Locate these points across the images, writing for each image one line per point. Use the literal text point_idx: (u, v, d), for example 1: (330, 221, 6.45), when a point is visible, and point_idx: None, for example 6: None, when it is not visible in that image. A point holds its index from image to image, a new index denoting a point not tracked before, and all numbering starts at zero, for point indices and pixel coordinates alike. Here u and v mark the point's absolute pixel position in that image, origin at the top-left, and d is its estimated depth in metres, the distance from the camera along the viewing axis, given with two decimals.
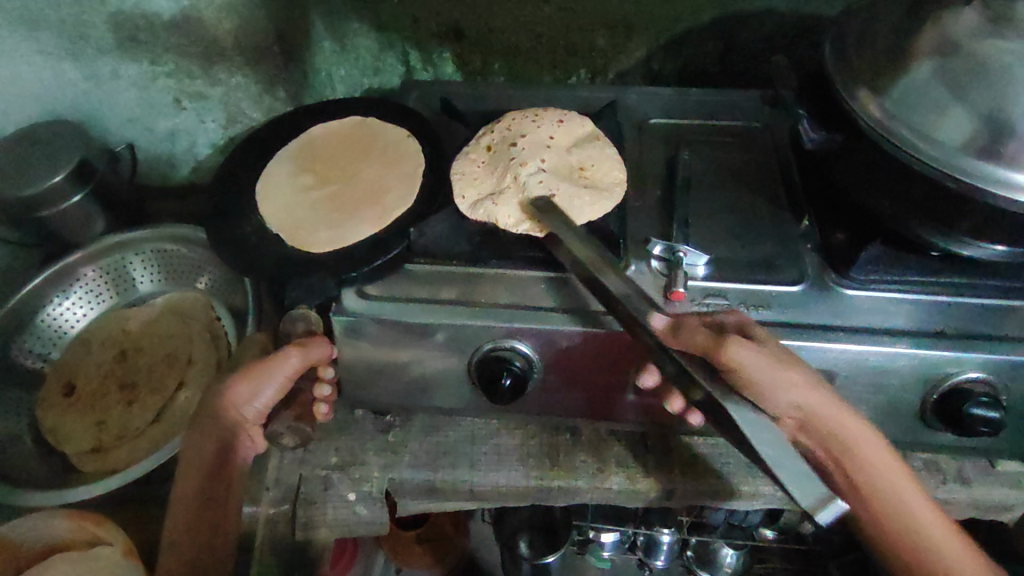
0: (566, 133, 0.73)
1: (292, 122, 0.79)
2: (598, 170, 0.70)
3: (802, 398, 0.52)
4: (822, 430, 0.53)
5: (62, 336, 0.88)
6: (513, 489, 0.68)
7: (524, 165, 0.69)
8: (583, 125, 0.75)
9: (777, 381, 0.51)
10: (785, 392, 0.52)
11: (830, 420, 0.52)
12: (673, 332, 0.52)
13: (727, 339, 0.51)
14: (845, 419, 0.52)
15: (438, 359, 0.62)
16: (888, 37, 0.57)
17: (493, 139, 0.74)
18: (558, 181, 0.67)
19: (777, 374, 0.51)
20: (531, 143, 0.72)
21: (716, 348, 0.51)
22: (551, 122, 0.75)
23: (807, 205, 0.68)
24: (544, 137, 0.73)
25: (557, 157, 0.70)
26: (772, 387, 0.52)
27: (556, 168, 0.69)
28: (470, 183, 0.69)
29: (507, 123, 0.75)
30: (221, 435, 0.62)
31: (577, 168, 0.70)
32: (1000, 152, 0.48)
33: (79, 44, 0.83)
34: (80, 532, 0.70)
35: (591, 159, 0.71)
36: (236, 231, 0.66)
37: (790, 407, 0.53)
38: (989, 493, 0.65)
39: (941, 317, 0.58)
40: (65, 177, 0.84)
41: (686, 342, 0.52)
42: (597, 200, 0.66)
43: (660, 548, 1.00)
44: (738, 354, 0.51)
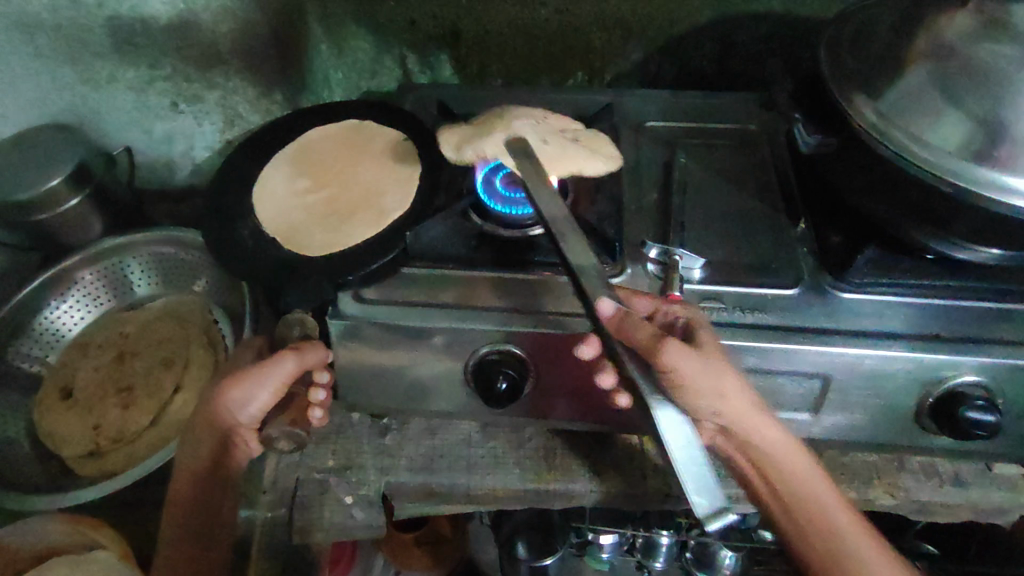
0: (559, 118, 0.72)
1: (289, 125, 0.79)
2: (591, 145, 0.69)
3: (726, 404, 0.52)
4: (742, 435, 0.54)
5: (60, 340, 0.88)
6: (510, 492, 0.67)
7: (516, 123, 0.68)
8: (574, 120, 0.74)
9: (708, 387, 0.51)
10: (714, 398, 0.51)
11: (751, 425, 0.53)
12: (619, 325, 0.50)
13: (665, 340, 0.50)
14: (764, 426, 0.53)
15: (435, 362, 0.62)
16: (884, 41, 0.57)
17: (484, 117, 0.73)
18: (547, 137, 0.66)
19: (708, 380, 0.51)
20: (525, 113, 0.70)
21: (655, 352, 0.50)
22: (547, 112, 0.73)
23: (804, 208, 0.68)
24: (538, 114, 0.71)
25: (548, 124, 0.69)
26: (705, 393, 0.51)
27: (547, 130, 0.68)
28: (459, 139, 0.68)
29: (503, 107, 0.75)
30: (217, 439, 0.62)
31: (567, 137, 0.68)
32: (993, 157, 0.48)
33: (76, 48, 0.83)
34: (77, 536, 0.71)
35: (584, 137, 0.70)
36: (232, 235, 0.66)
37: (711, 412, 0.53)
38: (986, 496, 0.65)
39: (936, 321, 0.59)
40: (62, 181, 0.84)
41: (626, 337, 0.50)
42: (589, 159, 0.65)
43: (659, 550, 0.99)
44: (671, 358, 0.49)
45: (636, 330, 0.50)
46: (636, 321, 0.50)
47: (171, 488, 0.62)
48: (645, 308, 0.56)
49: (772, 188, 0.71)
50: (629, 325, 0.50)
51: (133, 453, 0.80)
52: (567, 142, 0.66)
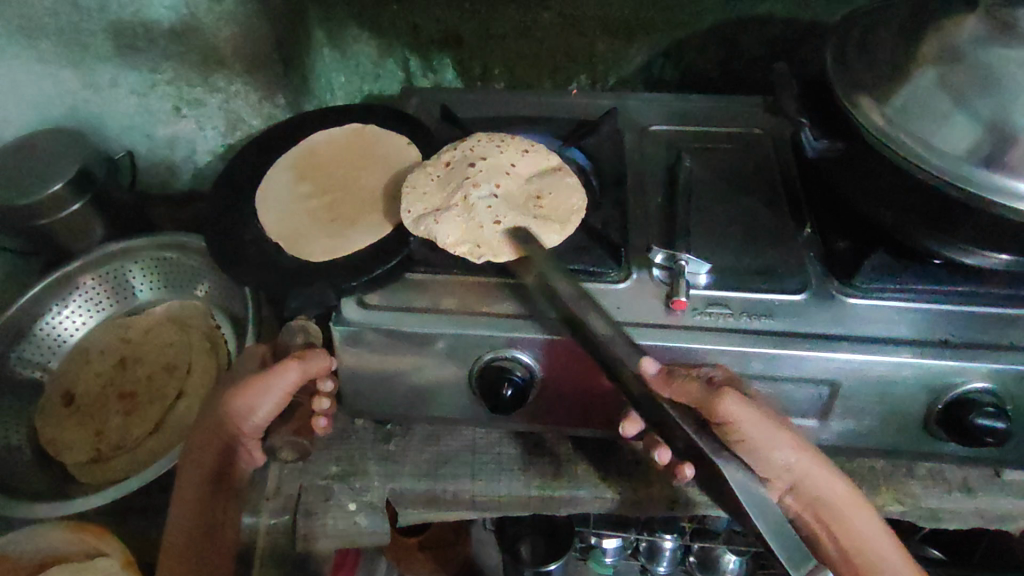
0: (530, 163, 0.69)
1: (291, 129, 0.78)
2: (555, 198, 0.66)
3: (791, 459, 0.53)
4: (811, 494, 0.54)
5: (61, 345, 0.88)
6: (515, 499, 0.67)
7: (476, 186, 0.66)
8: (549, 157, 0.70)
9: (769, 440, 0.52)
10: (777, 451, 0.52)
11: (814, 479, 0.53)
12: (668, 380, 0.53)
13: (722, 391, 0.51)
14: (828, 480, 0.54)
15: (439, 369, 0.62)
16: (890, 45, 0.57)
17: (453, 156, 0.69)
18: (506, 209, 0.64)
19: (767, 432, 0.52)
20: (489, 167, 0.68)
21: (713, 405, 0.51)
22: (510, 149, 0.70)
23: (809, 213, 0.68)
24: (502, 161, 0.68)
25: (511, 182, 0.67)
26: (764, 447, 0.52)
27: (508, 196, 0.66)
28: (419, 197, 0.65)
29: (472, 141, 0.71)
30: (221, 446, 0.61)
31: (529, 195, 0.66)
32: (1004, 160, 0.48)
33: (78, 52, 0.82)
34: (80, 543, 0.70)
35: (551, 188, 0.67)
36: (235, 240, 0.65)
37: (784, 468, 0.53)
38: (994, 502, 0.65)
39: (945, 326, 0.58)
40: (64, 186, 0.84)
41: (679, 391, 0.52)
42: (544, 229, 0.62)
43: (663, 554, 0.99)
44: (732, 408, 0.51)
45: (686, 384, 0.52)
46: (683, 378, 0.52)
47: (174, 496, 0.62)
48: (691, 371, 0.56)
49: (778, 193, 0.71)
50: (678, 381, 0.52)
51: (135, 460, 0.79)
52: (529, 206, 0.65)
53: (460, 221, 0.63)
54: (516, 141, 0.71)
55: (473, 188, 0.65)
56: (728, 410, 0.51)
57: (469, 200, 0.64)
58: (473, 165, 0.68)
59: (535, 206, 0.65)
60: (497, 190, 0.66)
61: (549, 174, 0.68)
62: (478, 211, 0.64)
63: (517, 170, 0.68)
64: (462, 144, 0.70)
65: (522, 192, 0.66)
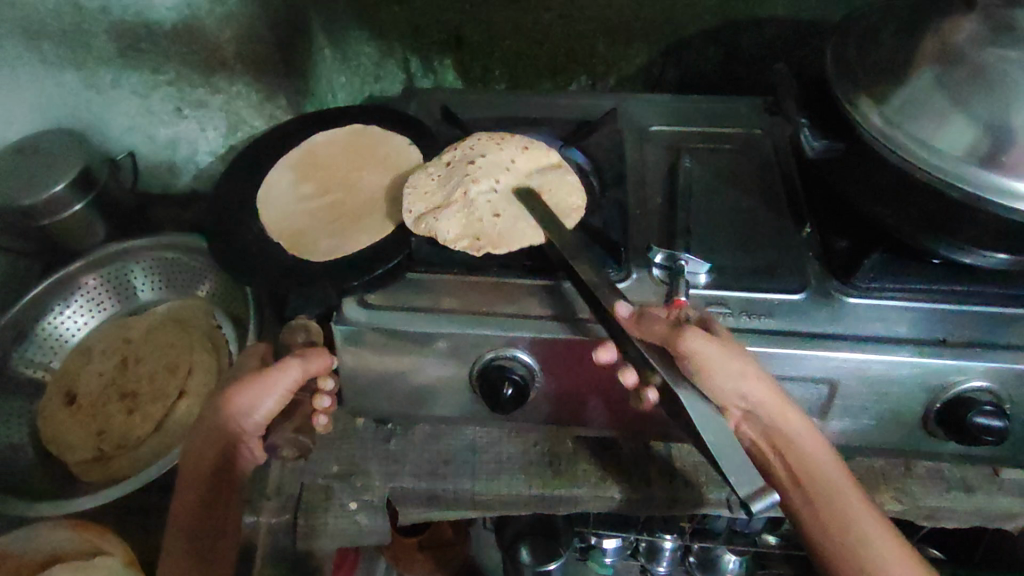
0: (530, 159, 0.70)
1: (292, 130, 0.78)
2: (555, 194, 0.66)
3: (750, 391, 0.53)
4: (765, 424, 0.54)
5: (62, 346, 0.88)
6: (516, 497, 0.67)
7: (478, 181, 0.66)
8: (548, 153, 0.71)
9: (733, 373, 0.52)
10: (737, 381, 0.52)
11: (773, 411, 0.53)
12: (638, 321, 0.53)
13: (686, 330, 0.52)
14: (788, 413, 0.54)
15: (439, 368, 0.62)
16: (889, 46, 0.57)
17: (453, 155, 0.70)
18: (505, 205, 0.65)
19: (731, 365, 0.52)
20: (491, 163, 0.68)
21: (676, 339, 0.52)
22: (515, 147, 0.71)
23: (809, 213, 0.68)
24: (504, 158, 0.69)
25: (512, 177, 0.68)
26: (722, 376, 0.52)
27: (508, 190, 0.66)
28: (419, 196, 0.66)
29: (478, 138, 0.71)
30: (222, 446, 0.62)
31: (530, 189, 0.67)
32: (1001, 161, 0.48)
33: (80, 53, 0.83)
34: (81, 542, 0.70)
35: (550, 184, 0.67)
36: (236, 239, 0.66)
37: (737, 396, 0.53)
38: (992, 501, 0.65)
39: (943, 325, 0.58)
40: (66, 186, 0.84)
41: (646, 331, 0.53)
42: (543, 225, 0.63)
43: (663, 554, 0.99)
44: (692, 343, 0.52)
45: (655, 323, 0.53)
46: (655, 317, 0.53)
47: (176, 497, 0.62)
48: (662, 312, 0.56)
49: (778, 192, 0.71)
50: (647, 320, 0.53)
51: (137, 459, 0.79)
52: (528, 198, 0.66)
53: (459, 217, 0.64)
54: (515, 138, 0.72)
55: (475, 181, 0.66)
56: (689, 345, 0.52)
57: (469, 196, 0.65)
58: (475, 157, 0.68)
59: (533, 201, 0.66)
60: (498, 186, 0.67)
61: (548, 170, 0.69)
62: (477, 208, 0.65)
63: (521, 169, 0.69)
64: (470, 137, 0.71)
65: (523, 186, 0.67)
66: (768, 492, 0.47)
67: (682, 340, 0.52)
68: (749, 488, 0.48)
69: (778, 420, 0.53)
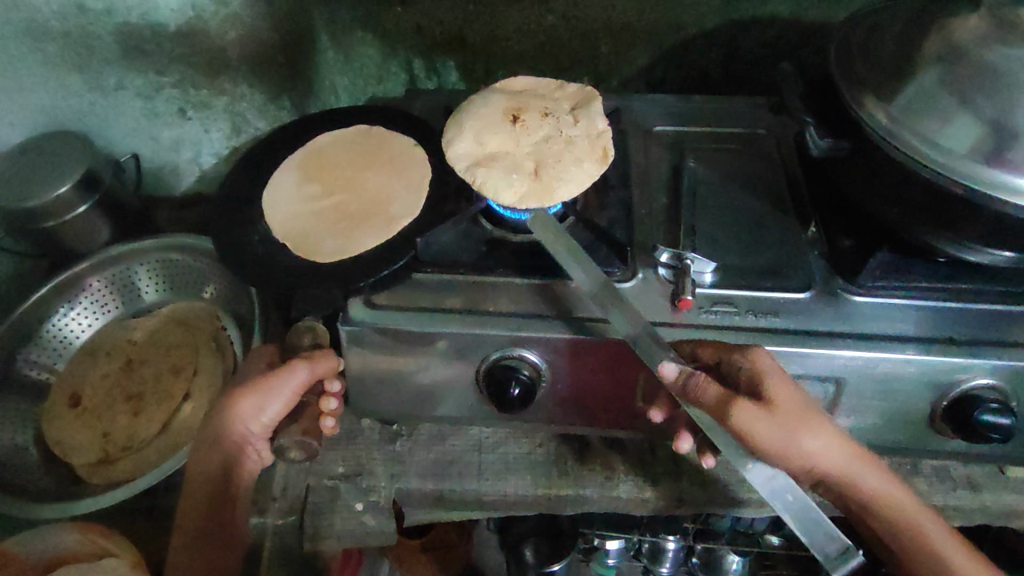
0: (484, 117, 0.71)
1: (296, 131, 0.78)
2: (527, 111, 0.73)
3: (814, 457, 0.54)
4: (838, 483, 0.56)
5: (67, 348, 0.88)
6: (522, 497, 0.67)
7: (517, 181, 0.66)
8: (494, 133, 0.70)
9: (792, 445, 0.53)
10: (797, 453, 0.54)
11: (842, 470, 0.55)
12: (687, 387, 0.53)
13: (742, 403, 0.52)
14: (859, 474, 0.55)
15: (444, 368, 0.62)
16: (893, 45, 0.57)
17: (507, 165, 0.67)
18: (562, 162, 0.67)
19: (792, 439, 0.53)
20: (497, 143, 0.70)
21: (725, 412, 0.52)
22: (483, 120, 0.71)
23: (814, 212, 0.68)
24: (499, 129, 0.71)
25: (529, 135, 0.70)
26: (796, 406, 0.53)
27: (544, 140, 0.70)
28: (563, 174, 0.66)
29: (457, 146, 0.69)
30: (229, 447, 0.61)
31: (563, 124, 0.72)
32: (1008, 159, 0.48)
33: (85, 55, 0.83)
34: (87, 544, 0.70)
35: (512, 108, 0.73)
36: (243, 240, 0.66)
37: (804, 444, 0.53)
38: (999, 499, 0.65)
39: (949, 323, 0.58)
40: (71, 188, 0.84)
41: (697, 398, 0.53)
42: (585, 115, 0.72)
43: (666, 555, 0.98)
44: (747, 420, 0.52)
45: (703, 393, 0.52)
46: (705, 384, 0.52)
47: (182, 503, 0.62)
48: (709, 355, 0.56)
49: (781, 191, 0.71)
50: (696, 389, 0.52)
51: (143, 460, 0.79)
52: (573, 130, 0.71)
53: (588, 152, 0.69)
54: (480, 150, 0.69)
55: (511, 196, 0.65)
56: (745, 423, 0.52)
57: (556, 145, 0.69)
58: (487, 169, 0.66)
59: (578, 127, 0.71)
60: (533, 152, 0.69)
61: (500, 113, 0.72)
62: (558, 140, 0.70)
63: (522, 120, 0.72)
64: (461, 173, 0.67)
65: (555, 128, 0.71)
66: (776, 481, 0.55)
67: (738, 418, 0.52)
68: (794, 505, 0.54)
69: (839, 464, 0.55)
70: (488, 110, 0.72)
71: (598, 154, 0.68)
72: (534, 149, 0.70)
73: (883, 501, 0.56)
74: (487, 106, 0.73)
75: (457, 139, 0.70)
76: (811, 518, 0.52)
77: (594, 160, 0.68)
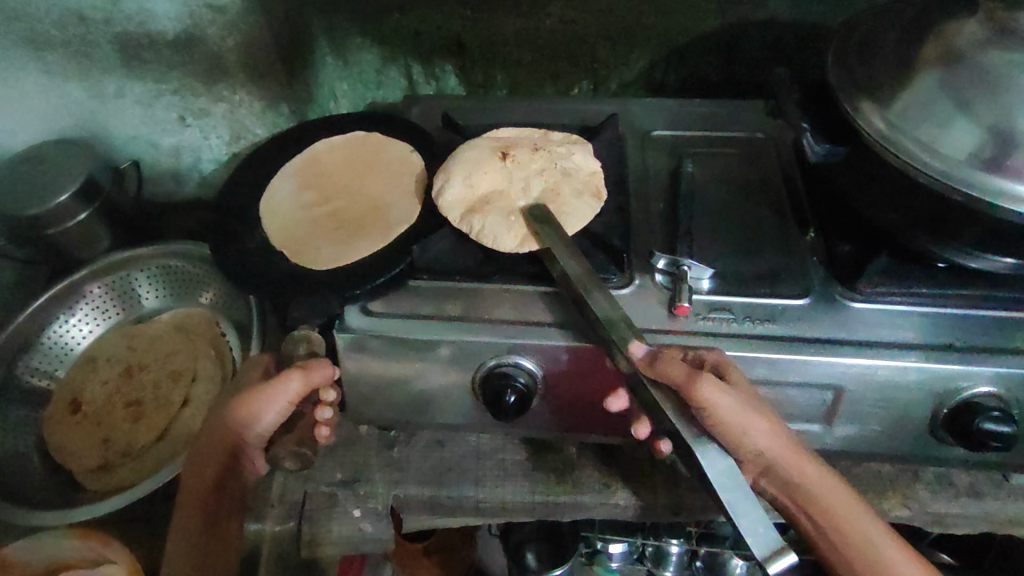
0: (472, 158, 0.69)
1: (294, 138, 0.79)
2: (517, 148, 0.71)
3: (758, 441, 0.53)
4: (784, 479, 0.54)
5: (68, 354, 0.88)
6: (520, 506, 0.67)
7: (516, 223, 0.64)
8: (484, 172, 0.68)
9: (746, 426, 0.52)
10: (745, 436, 0.52)
11: (785, 462, 0.53)
12: (652, 364, 0.52)
13: (702, 378, 0.51)
14: (802, 465, 0.54)
15: (441, 376, 0.62)
16: (891, 49, 0.57)
17: (501, 207, 0.65)
18: (558, 196, 0.66)
19: (746, 419, 0.51)
20: (489, 179, 0.67)
21: (689, 388, 0.50)
22: (470, 162, 0.69)
23: (814, 218, 0.68)
24: (489, 166, 0.68)
25: (521, 170, 0.68)
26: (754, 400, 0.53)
27: (538, 173, 0.68)
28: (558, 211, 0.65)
29: (447, 193, 0.66)
30: (224, 455, 0.61)
31: (557, 155, 0.70)
32: (1005, 164, 0.48)
33: (85, 65, 0.83)
34: (87, 552, 0.70)
35: (500, 148, 0.71)
36: (239, 248, 0.66)
37: (756, 450, 0.53)
38: (1002, 507, 0.64)
39: (950, 330, 0.58)
40: (71, 196, 0.85)
41: (661, 374, 0.51)
42: (578, 147, 0.72)
43: (670, 559, 0.97)
44: (711, 396, 0.50)
45: (670, 367, 0.51)
46: (670, 359, 0.52)
47: (177, 509, 0.63)
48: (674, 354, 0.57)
49: (780, 198, 0.71)
50: (660, 364, 0.51)
51: (142, 468, 0.79)
52: (569, 162, 0.69)
53: (582, 183, 0.67)
54: (471, 190, 0.66)
55: (511, 241, 0.63)
56: (706, 395, 0.50)
57: (548, 177, 0.67)
58: (484, 215, 0.64)
59: (573, 159, 0.70)
60: (528, 188, 0.67)
61: (488, 152, 0.70)
62: (551, 173, 0.68)
63: (511, 156, 0.70)
64: (456, 223, 0.64)
65: (547, 160, 0.70)
66: (783, 551, 0.44)
67: (698, 392, 0.50)
68: (766, 546, 0.45)
69: (799, 472, 0.53)
70: (474, 151, 0.70)
71: (591, 190, 0.67)
72: (528, 184, 0.67)
73: (828, 500, 0.53)
74: (474, 147, 0.71)
75: (448, 182, 0.67)
76: (747, 504, 0.47)
77: (591, 194, 0.67)
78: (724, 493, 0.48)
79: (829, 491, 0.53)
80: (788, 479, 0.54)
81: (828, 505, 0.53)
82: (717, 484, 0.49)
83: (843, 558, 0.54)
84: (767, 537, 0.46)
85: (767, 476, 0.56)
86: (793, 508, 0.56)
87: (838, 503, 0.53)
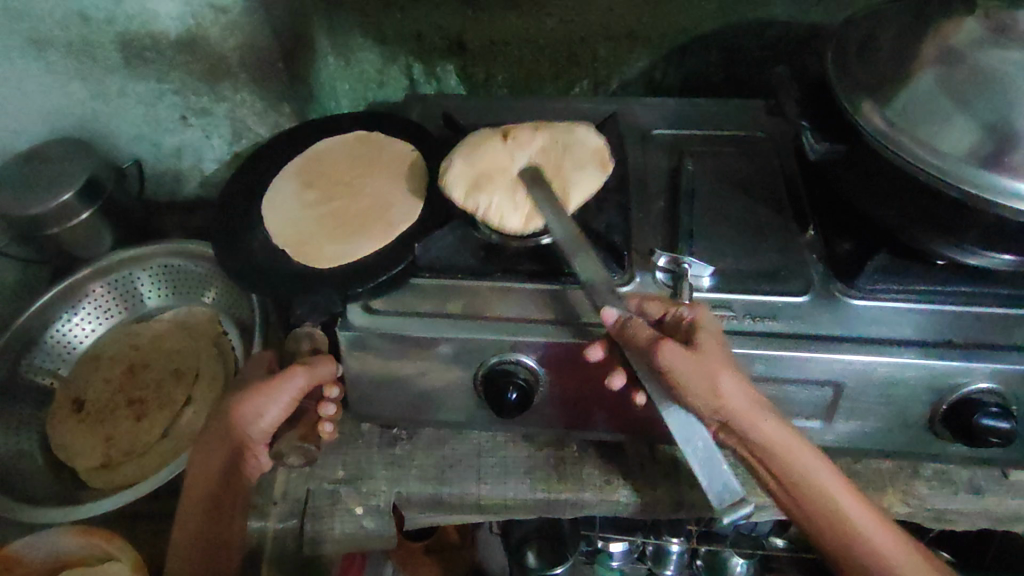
0: (473, 139, 0.68)
1: (296, 137, 0.79)
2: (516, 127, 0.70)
3: (720, 402, 0.51)
4: (740, 434, 0.53)
5: (70, 353, 0.89)
6: (521, 502, 0.67)
7: (522, 201, 0.64)
8: (486, 150, 0.67)
9: (707, 390, 0.51)
10: (707, 397, 0.51)
11: (743, 421, 0.52)
12: (622, 329, 0.53)
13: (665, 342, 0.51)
14: (759, 423, 0.52)
15: (443, 373, 0.62)
16: (891, 47, 0.57)
17: (505, 183, 0.65)
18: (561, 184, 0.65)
19: (705, 381, 0.51)
20: (492, 158, 0.67)
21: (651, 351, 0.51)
22: (471, 143, 0.68)
23: (813, 216, 0.68)
24: (491, 146, 0.68)
25: (522, 149, 0.68)
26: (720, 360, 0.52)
27: (541, 157, 0.68)
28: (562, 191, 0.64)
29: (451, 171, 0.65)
30: (227, 452, 0.62)
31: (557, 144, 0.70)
32: (1003, 161, 0.48)
33: (87, 64, 0.84)
34: (92, 549, 0.70)
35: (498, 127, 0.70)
36: (242, 246, 0.66)
37: (714, 409, 0.52)
38: (1000, 503, 0.65)
39: (950, 327, 0.58)
40: (73, 195, 0.85)
41: (629, 339, 0.53)
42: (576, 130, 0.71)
43: (669, 558, 0.98)
44: (671, 359, 0.51)
45: (637, 333, 0.52)
46: (639, 324, 0.53)
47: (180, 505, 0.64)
48: (656, 311, 0.58)
49: (779, 196, 0.71)
50: (629, 330, 0.52)
51: (145, 466, 0.80)
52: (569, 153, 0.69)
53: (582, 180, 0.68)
54: (474, 167, 0.66)
55: (517, 219, 0.63)
56: (668, 360, 0.51)
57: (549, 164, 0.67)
58: (489, 194, 0.64)
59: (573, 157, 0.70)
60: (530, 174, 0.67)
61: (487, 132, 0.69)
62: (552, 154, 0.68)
63: (511, 137, 0.69)
64: (461, 203, 0.64)
65: (548, 144, 0.69)
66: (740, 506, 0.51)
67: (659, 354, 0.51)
68: (724, 500, 0.52)
69: (755, 431, 0.52)
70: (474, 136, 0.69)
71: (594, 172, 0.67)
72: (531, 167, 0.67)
73: (787, 458, 0.52)
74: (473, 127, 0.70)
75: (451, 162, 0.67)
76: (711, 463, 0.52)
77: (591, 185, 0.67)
78: (690, 452, 0.53)
79: (790, 450, 0.52)
80: (743, 436, 0.53)
81: (787, 462, 0.52)
82: (683, 443, 0.54)
83: (803, 510, 0.54)
84: (727, 491, 0.52)
85: (724, 429, 0.54)
86: (756, 464, 0.54)
87: (799, 460, 0.52)
